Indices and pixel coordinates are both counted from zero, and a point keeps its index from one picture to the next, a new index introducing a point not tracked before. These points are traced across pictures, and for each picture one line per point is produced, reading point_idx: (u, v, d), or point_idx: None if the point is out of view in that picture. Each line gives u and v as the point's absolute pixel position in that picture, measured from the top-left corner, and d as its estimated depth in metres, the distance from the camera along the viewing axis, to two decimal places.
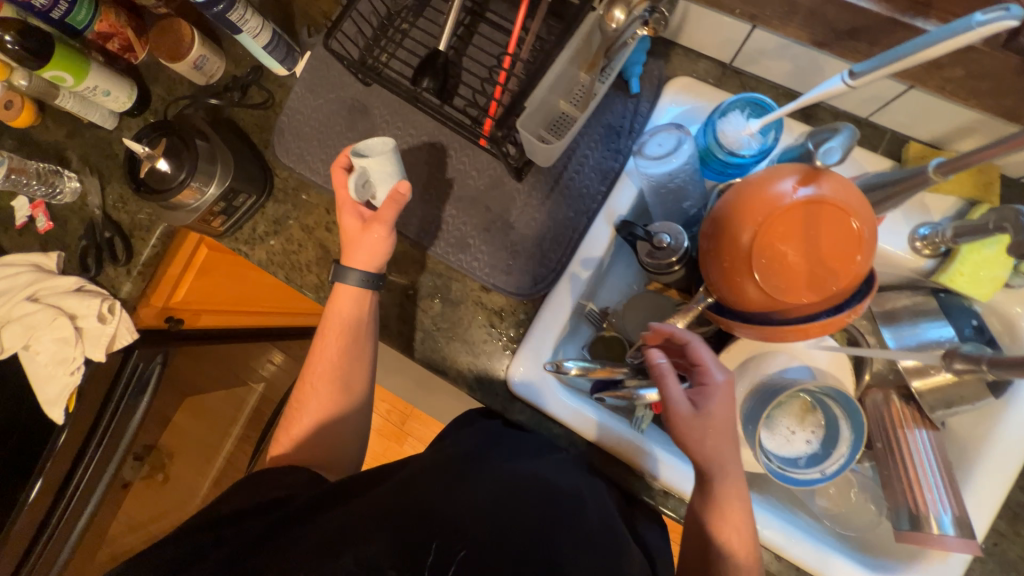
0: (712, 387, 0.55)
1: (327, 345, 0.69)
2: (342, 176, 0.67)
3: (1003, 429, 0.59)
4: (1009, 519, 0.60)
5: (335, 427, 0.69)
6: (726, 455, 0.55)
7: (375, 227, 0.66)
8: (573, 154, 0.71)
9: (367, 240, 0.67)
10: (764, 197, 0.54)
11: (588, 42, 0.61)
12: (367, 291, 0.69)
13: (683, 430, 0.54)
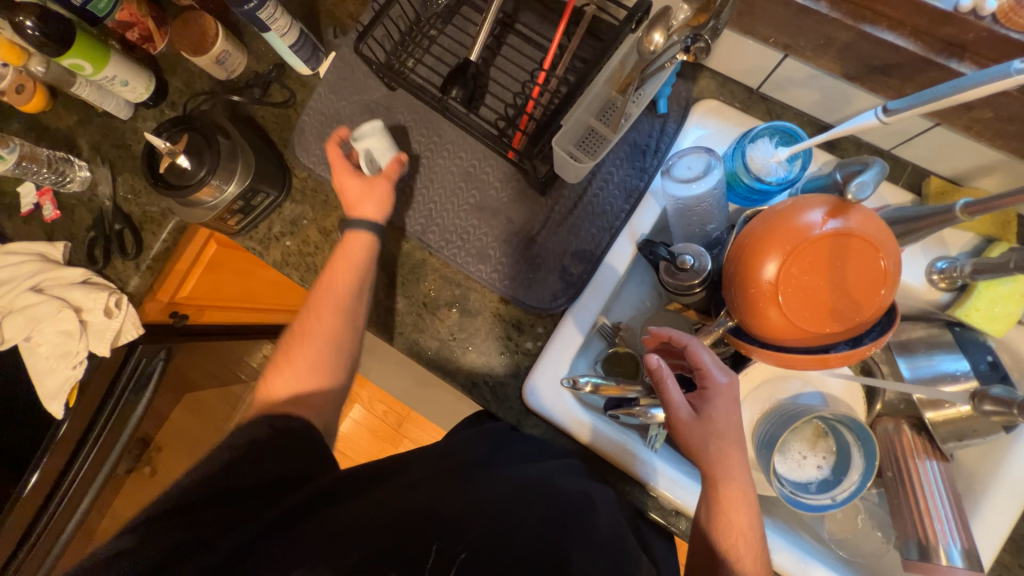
0: (712, 391, 0.55)
1: (336, 279, 0.68)
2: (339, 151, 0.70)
3: (1012, 463, 0.60)
4: (1013, 551, 0.61)
5: (329, 364, 0.67)
6: (733, 466, 0.55)
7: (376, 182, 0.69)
8: (598, 171, 0.72)
9: (364, 188, 0.69)
10: (792, 227, 0.54)
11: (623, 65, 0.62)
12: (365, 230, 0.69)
13: (686, 436, 0.55)
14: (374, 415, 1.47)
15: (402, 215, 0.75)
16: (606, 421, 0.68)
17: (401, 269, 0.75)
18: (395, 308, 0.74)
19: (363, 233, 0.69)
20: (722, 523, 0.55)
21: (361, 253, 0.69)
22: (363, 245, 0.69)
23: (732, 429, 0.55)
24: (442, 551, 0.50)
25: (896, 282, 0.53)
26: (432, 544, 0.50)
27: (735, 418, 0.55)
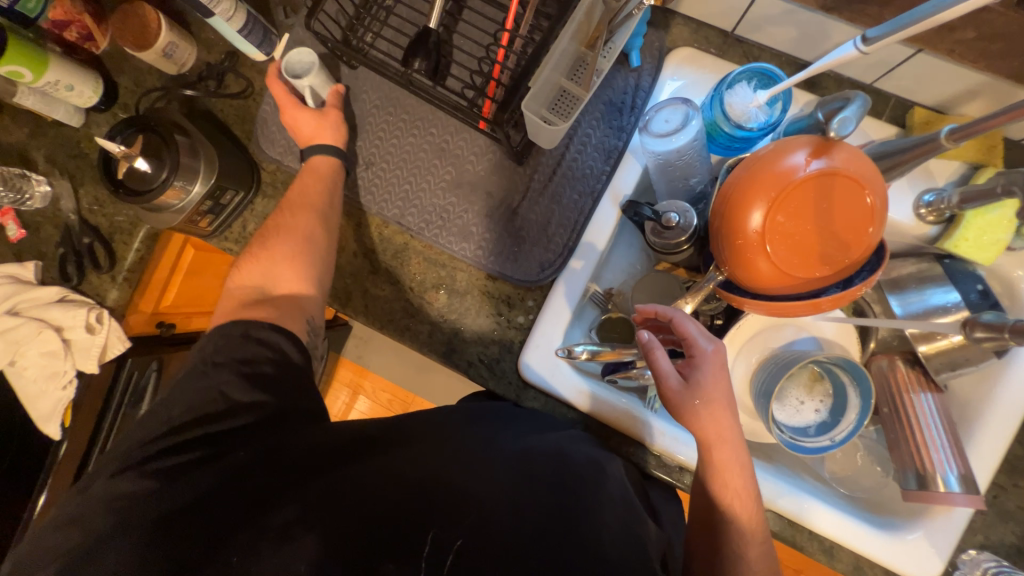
0: (700, 358, 0.55)
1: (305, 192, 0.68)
2: (280, 88, 0.69)
3: (1004, 387, 0.61)
4: (1008, 472, 0.63)
5: (298, 269, 0.65)
6: (725, 429, 0.55)
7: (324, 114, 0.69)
8: (575, 134, 0.69)
9: (312, 124, 0.69)
10: (776, 172, 0.53)
11: (589, 15, 0.59)
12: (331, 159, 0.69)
13: (678, 404, 0.55)
14: (378, 403, 1.42)
15: (380, 201, 0.73)
16: (604, 387, 0.69)
17: (384, 255, 0.73)
18: (382, 295, 0.73)
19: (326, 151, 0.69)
20: (723, 476, 0.56)
21: (329, 165, 0.69)
22: (328, 160, 0.69)
23: (722, 394, 0.55)
24: (440, 538, 0.48)
25: (883, 218, 0.52)
26: (428, 532, 0.48)
27: (725, 383, 0.55)
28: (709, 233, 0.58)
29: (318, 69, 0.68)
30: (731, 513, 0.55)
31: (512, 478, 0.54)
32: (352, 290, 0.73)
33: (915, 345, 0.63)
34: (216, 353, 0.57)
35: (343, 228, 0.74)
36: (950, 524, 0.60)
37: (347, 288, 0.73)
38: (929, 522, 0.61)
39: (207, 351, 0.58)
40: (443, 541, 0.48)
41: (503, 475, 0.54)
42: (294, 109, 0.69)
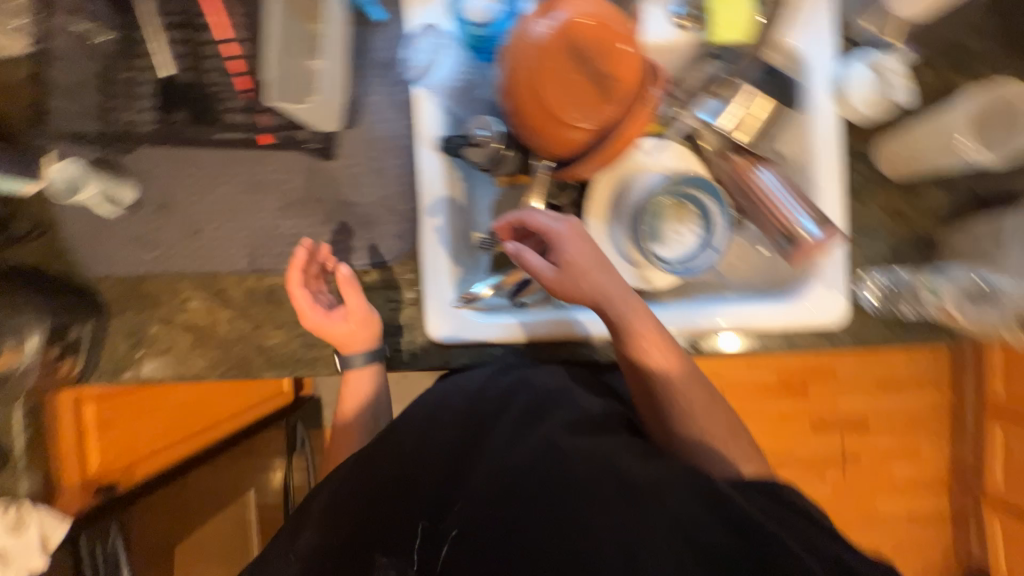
0: (557, 240, 0.59)
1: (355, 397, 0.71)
2: (298, 276, 0.65)
3: (818, 131, 0.67)
4: (860, 197, 0.69)
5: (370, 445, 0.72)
6: (606, 284, 0.59)
7: (352, 308, 0.66)
8: (365, 107, 0.69)
9: (349, 327, 0.66)
10: (527, 52, 0.56)
11: None
12: (373, 364, 0.68)
13: (562, 288, 0.59)
14: None
15: (226, 260, 0.71)
16: (518, 310, 0.71)
17: (257, 306, 0.72)
18: (277, 344, 0.72)
19: (369, 367, 0.68)
20: (631, 329, 0.60)
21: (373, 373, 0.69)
22: (369, 373, 0.69)
23: (591, 257, 0.59)
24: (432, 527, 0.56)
25: (631, 42, 0.57)
26: (419, 527, 0.56)
27: (588, 250, 0.59)
28: (523, 137, 0.62)
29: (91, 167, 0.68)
30: (647, 354, 0.61)
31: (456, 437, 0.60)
32: (247, 353, 0.72)
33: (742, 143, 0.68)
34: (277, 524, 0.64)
35: (208, 303, 0.72)
36: (833, 263, 0.67)
37: (243, 353, 0.72)
38: (820, 273, 0.67)
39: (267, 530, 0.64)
40: (442, 534, 0.55)
41: (449, 437, 0.60)
42: (329, 318, 0.65)
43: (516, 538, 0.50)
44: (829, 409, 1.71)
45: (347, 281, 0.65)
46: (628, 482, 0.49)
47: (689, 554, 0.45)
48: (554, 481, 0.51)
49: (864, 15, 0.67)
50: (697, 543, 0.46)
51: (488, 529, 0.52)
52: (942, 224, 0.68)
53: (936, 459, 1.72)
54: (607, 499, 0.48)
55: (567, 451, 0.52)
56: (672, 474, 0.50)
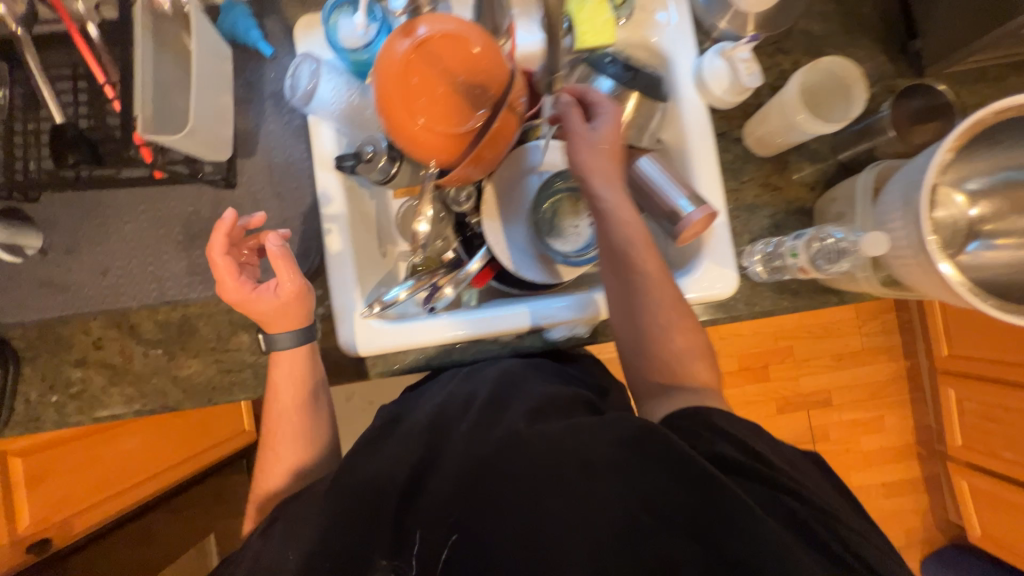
0: (606, 110, 0.65)
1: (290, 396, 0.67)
2: (219, 239, 0.61)
3: (687, 121, 0.72)
4: (733, 177, 0.73)
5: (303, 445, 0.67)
6: (610, 171, 0.64)
7: (283, 284, 0.63)
8: (263, 136, 0.72)
9: (278, 304, 0.63)
10: (392, 73, 0.59)
11: None
12: (306, 345, 0.66)
13: (588, 155, 0.64)
14: None
15: (134, 295, 0.72)
16: (429, 316, 0.73)
17: (171, 337, 0.73)
18: (192, 373, 0.73)
19: (296, 348, 0.66)
20: (628, 221, 0.64)
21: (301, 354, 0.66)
22: (302, 354, 0.66)
23: (613, 142, 0.64)
24: (434, 533, 0.52)
25: (494, 49, 0.61)
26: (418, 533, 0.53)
27: (615, 134, 0.65)
28: (408, 153, 0.64)
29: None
30: (632, 245, 0.63)
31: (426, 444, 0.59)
32: (162, 385, 0.72)
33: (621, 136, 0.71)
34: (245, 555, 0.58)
35: (121, 340, 0.73)
36: (718, 238, 0.70)
37: (160, 386, 0.73)
38: (705, 250, 0.71)
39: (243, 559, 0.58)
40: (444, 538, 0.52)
41: (419, 444, 0.60)
42: (259, 295, 0.62)
43: (506, 530, 0.49)
44: (792, 389, 1.73)
45: (279, 257, 0.63)
46: (586, 467, 0.49)
47: (649, 521, 0.46)
48: (527, 470, 0.50)
49: (722, 17, 0.72)
50: (664, 512, 0.46)
51: (478, 525, 0.50)
52: (815, 191, 0.72)
53: (902, 428, 1.74)
54: (567, 482, 0.49)
55: (533, 445, 0.52)
56: (632, 450, 0.48)
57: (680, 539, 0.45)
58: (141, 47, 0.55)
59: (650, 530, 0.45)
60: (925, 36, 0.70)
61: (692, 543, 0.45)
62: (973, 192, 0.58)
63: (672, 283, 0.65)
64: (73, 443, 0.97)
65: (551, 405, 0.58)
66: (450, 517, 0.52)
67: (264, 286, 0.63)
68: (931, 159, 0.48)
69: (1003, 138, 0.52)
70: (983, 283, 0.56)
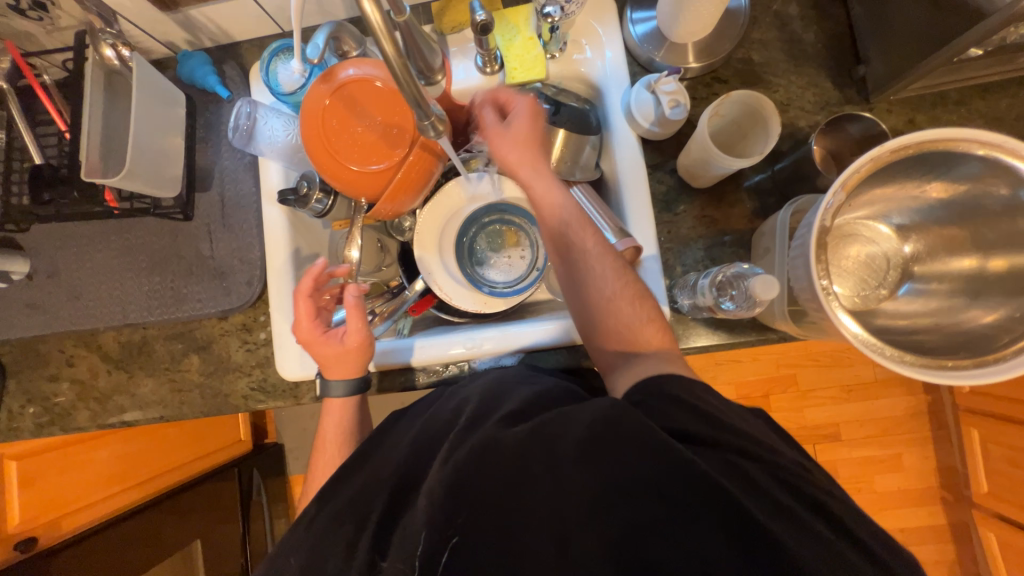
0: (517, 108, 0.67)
1: (328, 438, 0.68)
2: (307, 284, 0.66)
3: (618, 154, 0.71)
4: (667, 209, 0.72)
5: None
6: (533, 159, 0.65)
7: (352, 339, 0.66)
8: (217, 172, 0.78)
9: (342, 355, 0.66)
10: (313, 117, 0.62)
11: (116, 83, 0.66)
12: (355, 397, 0.69)
13: (504, 151, 0.66)
14: None
15: (98, 317, 0.78)
16: None
17: (132, 357, 0.79)
18: (149, 391, 0.78)
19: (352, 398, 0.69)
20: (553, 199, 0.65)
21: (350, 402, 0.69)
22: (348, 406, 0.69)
23: (532, 132, 0.65)
24: (435, 535, 0.41)
25: None
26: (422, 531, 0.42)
27: (533, 124, 0.66)
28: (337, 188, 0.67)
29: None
30: (567, 228, 0.63)
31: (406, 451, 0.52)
32: (122, 400, 0.79)
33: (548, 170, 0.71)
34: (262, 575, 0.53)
35: (90, 358, 0.80)
36: (648, 273, 0.68)
37: (120, 403, 0.79)
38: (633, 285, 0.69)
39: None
40: (439, 540, 0.41)
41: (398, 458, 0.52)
42: (328, 342, 0.66)
43: (503, 531, 0.41)
44: (796, 421, 1.59)
45: (352, 307, 0.65)
46: (567, 457, 0.42)
47: (649, 514, 0.39)
48: (507, 466, 0.42)
49: (658, 51, 0.71)
50: (655, 497, 0.39)
51: (475, 528, 0.41)
52: (753, 223, 0.70)
53: (923, 468, 1.57)
54: (543, 484, 0.42)
55: (511, 447, 0.43)
56: (608, 431, 0.42)
57: (658, 513, 0.39)
58: (89, 99, 0.62)
59: (644, 518, 0.39)
60: (869, 62, 0.67)
61: (691, 534, 0.38)
62: (900, 226, 0.56)
63: (618, 258, 0.62)
64: (69, 447, 1.07)
65: (532, 404, 0.49)
66: (453, 515, 0.41)
67: (342, 337, 0.66)
68: (822, 200, 0.46)
69: (913, 175, 0.50)
70: (905, 327, 0.53)
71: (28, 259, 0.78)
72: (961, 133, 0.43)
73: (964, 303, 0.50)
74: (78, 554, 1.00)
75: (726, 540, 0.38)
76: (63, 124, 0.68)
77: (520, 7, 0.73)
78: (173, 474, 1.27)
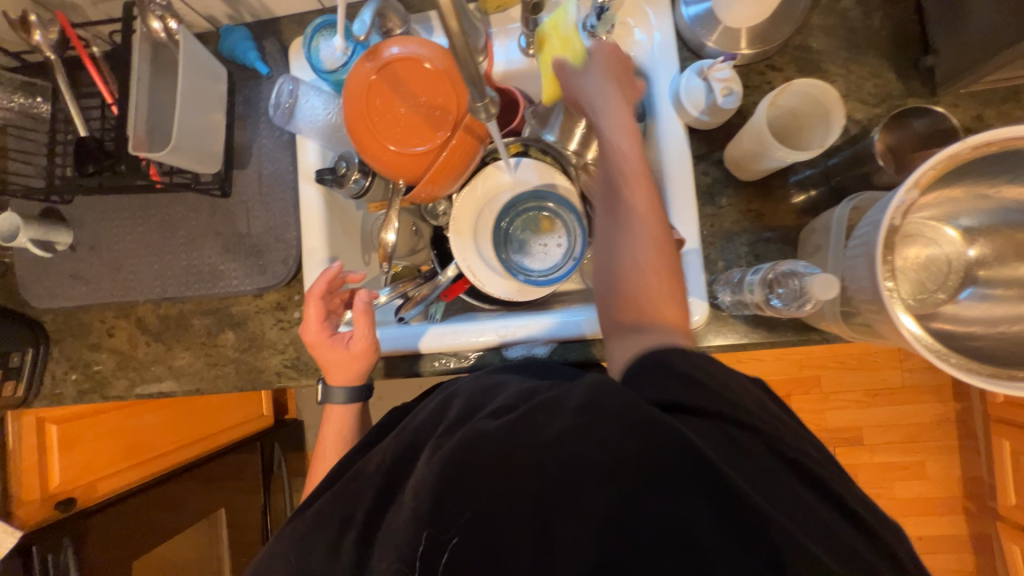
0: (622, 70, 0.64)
1: (332, 434, 0.70)
2: (321, 286, 0.67)
3: (664, 142, 0.69)
4: (711, 201, 0.69)
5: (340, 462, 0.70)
6: (614, 96, 0.62)
7: (357, 346, 0.67)
8: (255, 149, 0.78)
9: (345, 362, 0.67)
10: (357, 95, 0.62)
11: (161, 55, 0.66)
12: (356, 402, 0.70)
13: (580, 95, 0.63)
14: None
15: (138, 289, 0.79)
16: (397, 326, 0.75)
17: (170, 330, 0.81)
18: (185, 363, 0.80)
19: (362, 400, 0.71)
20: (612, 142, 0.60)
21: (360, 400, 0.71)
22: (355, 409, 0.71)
23: (618, 73, 0.64)
24: (436, 534, 0.41)
25: (454, 69, 0.62)
26: (421, 532, 0.41)
27: (619, 68, 0.64)
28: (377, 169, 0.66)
29: (21, 221, 0.73)
30: (625, 183, 0.58)
31: None
32: (159, 371, 0.80)
33: None
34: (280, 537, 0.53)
35: (129, 330, 0.82)
36: (689, 267, 0.66)
37: (158, 373, 0.81)
38: None
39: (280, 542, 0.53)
40: (439, 540, 0.41)
41: None
42: (335, 347, 0.67)
43: (484, 526, 0.40)
44: (817, 423, 1.56)
45: (363, 313, 0.66)
46: (535, 446, 0.41)
47: (637, 491, 0.38)
48: (477, 462, 0.41)
49: (710, 35, 0.68)
50: (620, 469, 0.38)
51: (469, 523, 0.41)
52: (801, 219, 0.67)
53: (947, 476, 1.54)
54: (536, 479, 0.40)
55: (497, 438, 0.41)
56: (583, 416, 0.41)
57: (619, 484, 0.38)
58: (137, 72, 0.62)
59: (643, 506, 0.37)
60: (938, 52, 0.64)
61: (659, 503, 0.37)
62: (968, 229, 0.54)
63: (667, 233, 0.56)
64: (101, 416, 1.09)
65: (525, 396, 0.47)
66: (450, 517, 0.41)
67: (348, 344, 0.68)
68: (893, 198, 0.44)
69: (989, 174, 0.47)
70: (967, 333, 0.51)
71: (71, 231, 0.79)
72: None
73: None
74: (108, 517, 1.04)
75: (694, 512, 0.37)
76: (110, 97, 0.69)
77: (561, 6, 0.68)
78: (201, 445, 1.30)
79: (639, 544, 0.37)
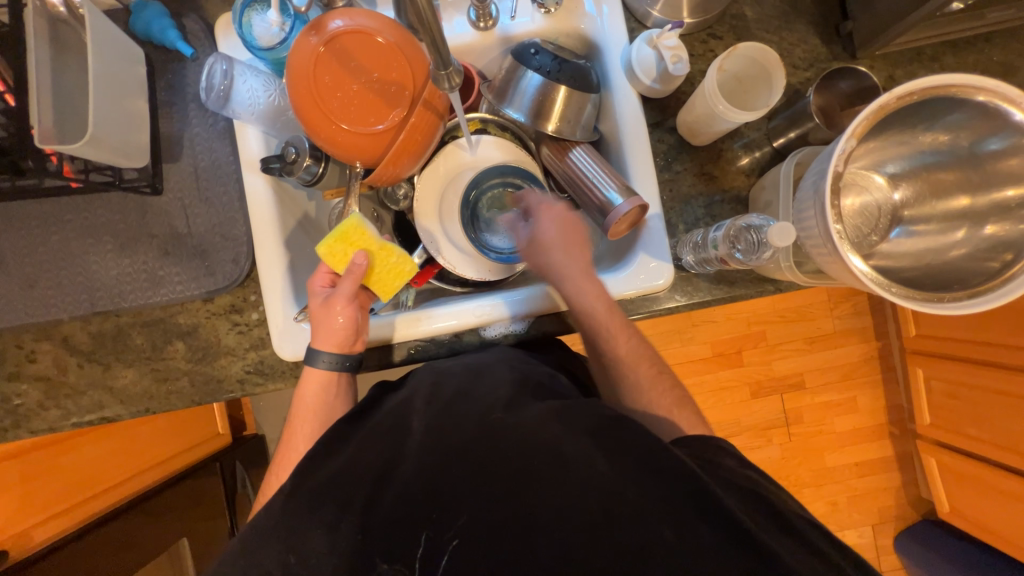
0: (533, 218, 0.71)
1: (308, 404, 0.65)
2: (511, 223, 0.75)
3: (620, 113, 0.71)
4: (667, 168, 0.72)
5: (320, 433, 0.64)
6: (563, 261, 0.67)
7: (340, 307, 0.64)
8: (187, 139, 0.71)
9: (330, 323, 0.64)
10: (304, 71, 0.58)
11: (60, 34, 0.59)
12: (337, 374, 0.66)
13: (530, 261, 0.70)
14: None
15: (61, 306, 0.70)
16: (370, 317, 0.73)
17: (105, 347, 0.72)
18: (128, 382, 0.72)
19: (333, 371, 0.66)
20: (597, 317, 0.65)
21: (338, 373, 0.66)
22: (335, 381, 0.66)
23: (562, 235, 0.69)
24: (435, 536, 0.48)
25: (408, 44, 0.60)
26: (421, 535, 0.48)
27: (560, 227, 0.69)
28: (332, 154, 0.62)
29: None
30: (602, 330, 0.65)
31: (441, 414, 0.55)
32: (97, 394, 0.72)
33: (550, 130, 0.68)
34: (272, 543, 0.50)
35: (55, 352, 0.72)
36: (652, 232, 0.69)
37: (96, 398, 0.72)
38: (641, 245, 0.69)
39: (268, 547, 0.50)
40: (442, 543, 0.48)
41: (432, 429, 0.53)
42: (319, 307, 0.64)
43: (487, 521, 0.48)
44: (766, 373, 1.70)
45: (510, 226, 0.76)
46: (537, 446, 0.49)
47: (618, 479, 0.47)
48: (483, 467, 0.49)
49: (655, 5, 0.70)
50: (606, 462, 0.48)
51: (475, 515, 0.48)
52: (749, 179, 0.72)
53: (874, 407, 1.74)
54: (536, 469, 0.49)
55: (510, 435, 0.50)
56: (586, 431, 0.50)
57: (603, 471, 0.48)
58: (36, 53, 0.56)
59: (622, 488, 0.47)
60: (855, 18, 0.69)
61: (632, 487, 0.46)
62: (893, 175, 0.61)
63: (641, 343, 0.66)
64: (31, 453, 0.94)
65: (519, 391, 0.57)
66: (450, 521, 0.48)
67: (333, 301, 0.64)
68: (835, 146, 0.49)
69: (912, 122, 0.54)
70: (897, 267, 0.58)
71: None
72: (964, 79, 0.47)
73: (959, 240, 0.56)
74: (69, 556, 0.92)
75: (658, 493, 0.46)
76: (3, 87, 0.61)
77: (342, 226, 0.64)
78: (151, 473, 1.18)
79: (614, 523, 0.45)
